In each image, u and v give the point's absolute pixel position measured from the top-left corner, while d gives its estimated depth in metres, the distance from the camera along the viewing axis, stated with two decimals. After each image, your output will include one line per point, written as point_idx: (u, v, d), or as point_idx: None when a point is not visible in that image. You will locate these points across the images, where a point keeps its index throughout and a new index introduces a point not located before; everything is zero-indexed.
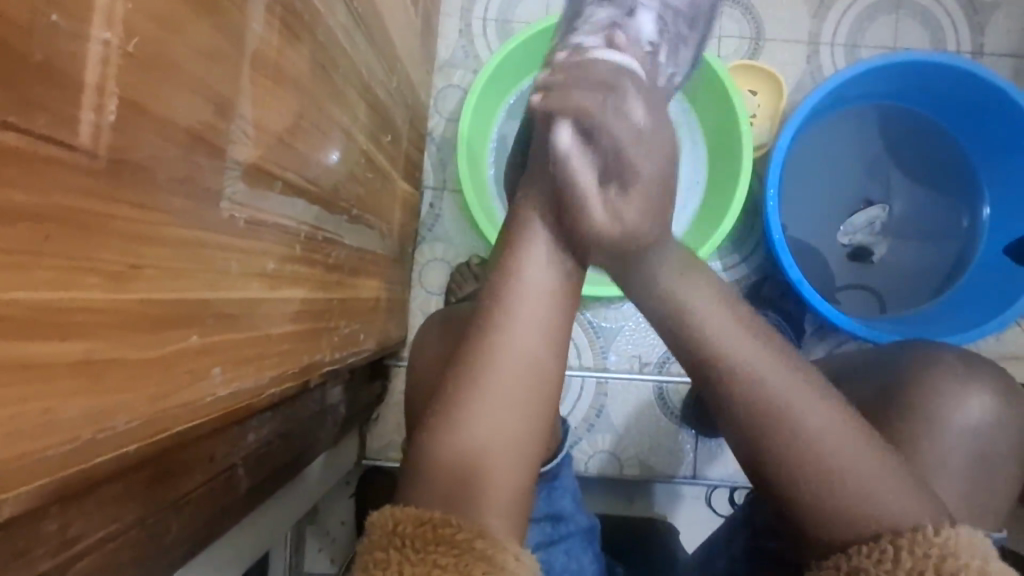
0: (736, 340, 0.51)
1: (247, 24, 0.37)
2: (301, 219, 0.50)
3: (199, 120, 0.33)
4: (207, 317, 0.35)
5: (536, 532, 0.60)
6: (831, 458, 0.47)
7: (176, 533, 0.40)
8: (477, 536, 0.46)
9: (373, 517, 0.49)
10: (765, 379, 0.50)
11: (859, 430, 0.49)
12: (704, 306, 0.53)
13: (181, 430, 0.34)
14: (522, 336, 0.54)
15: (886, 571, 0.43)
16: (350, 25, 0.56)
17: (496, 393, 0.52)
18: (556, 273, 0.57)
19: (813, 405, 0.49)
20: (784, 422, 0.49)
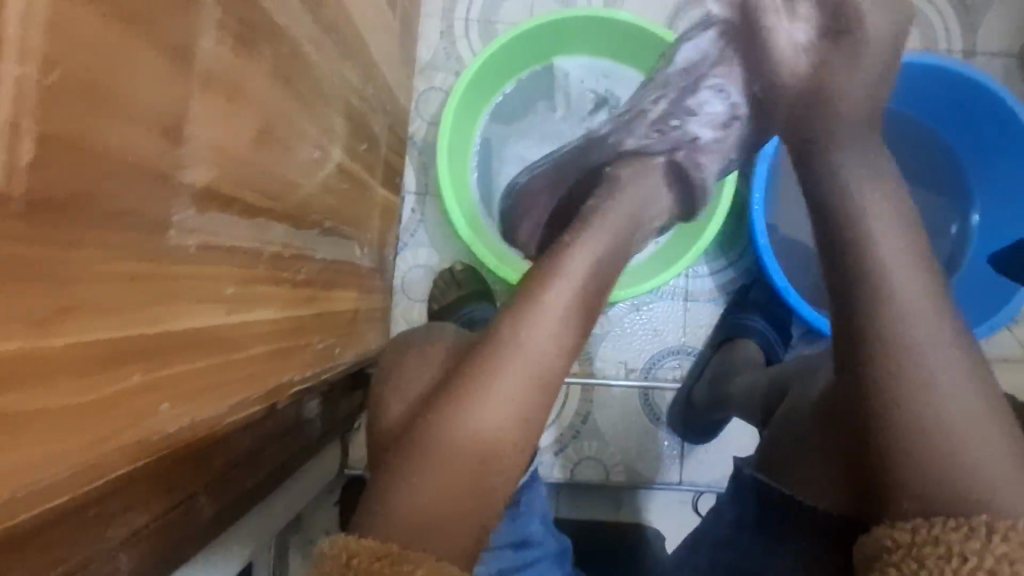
0: (908, 287, 0.52)
1: (194, 43, 0.36)
2: (264, 239, 0.48)
3: (138, 149, 0.31)
4: (150, 353, 0.34)
5: (495, 559, 0.61)
6: (958, 428, 0.48)
7: (128, 569, 0.39)
8: (434, 573, 0.42)
9: (326, 546, 0.45)
10: (924, 333, 0.51)
11: (994, 411, 0.49)
12: (892, 254, 0.54)
13: (116, 475, 0.33)
14: (520, 370, 0.54)
15: (973, 550, 0.41)
16: (320, 33, 0.54)
17: (493, 421, 0.53)
18: (571, 293, 0.58)
19: (958, 373, 0.50)
20: (919, 379, 0.49)
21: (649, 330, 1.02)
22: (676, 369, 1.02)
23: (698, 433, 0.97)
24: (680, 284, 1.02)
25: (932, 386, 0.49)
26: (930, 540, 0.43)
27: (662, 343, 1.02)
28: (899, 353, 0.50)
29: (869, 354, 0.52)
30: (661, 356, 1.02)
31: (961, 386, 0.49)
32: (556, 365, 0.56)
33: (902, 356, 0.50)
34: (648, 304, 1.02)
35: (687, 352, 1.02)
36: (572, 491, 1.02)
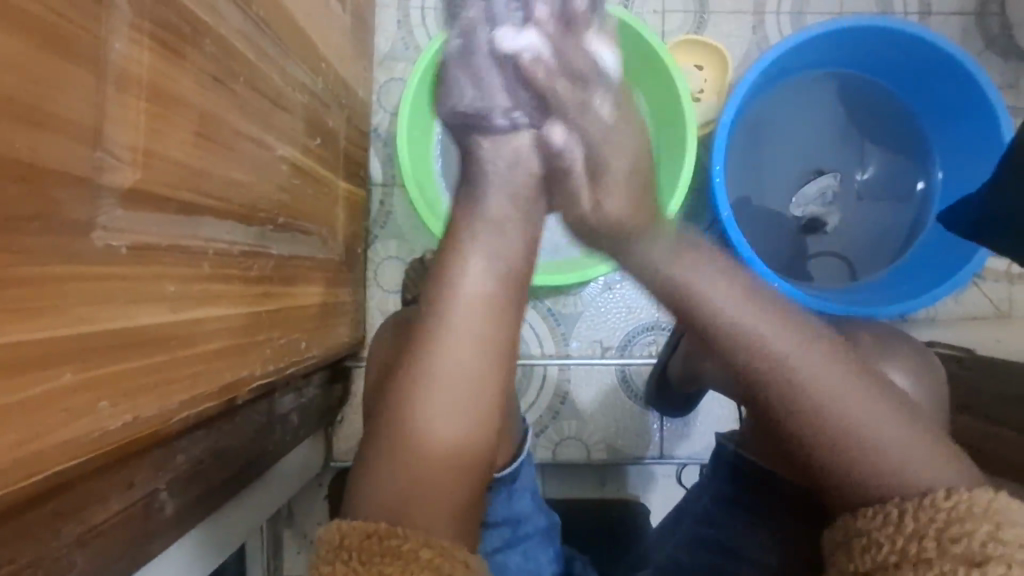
0: (745, 320, 0.49)
1: (105, 48, 0.36)
2: (207, 239, 0.49)
3: (44, 152, 0.32)
4: (86, 351, 0.35)
5: (489, 537, 0.61)
6: (859, 428, 0.47)
7: (83, 566, 0.40)
8: (424, 546, 0.45)
9: (322, 532, 0.47)
10: (796, 353, 0.48)
11: (882, 398, 0.49)
12: (716, 283, 0.50)
13: (57, 470, 0.34)
14: (458, 345, 0.51)
15: (888, 535, 0.44)
16: (254, 31, 0.55)
17: (437, 428, 0.50)
18: (487, 271, 0.54)
19: (838, 378, 0.48)
20: (828, 424, 0.48)
21: (623, 308, 1.03)
22: (651, 345, 1.03)
23: (676, 406, 0.97)
24: None
25: (839, 421, 0.47)
26: (858, 533, 0.46)
27: (636, 320, 1.03)
28: (799, 407, 0.48)
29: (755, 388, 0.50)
30: (635, 333, 1.03)
31: (867, 409, 0.48)
32: (499, 333, 0.53)
33: (802, 407, 0.48)
34: (619, 282, 1.03)
35: (661, 328, 1.03)
36: (556, 471, 1.04)
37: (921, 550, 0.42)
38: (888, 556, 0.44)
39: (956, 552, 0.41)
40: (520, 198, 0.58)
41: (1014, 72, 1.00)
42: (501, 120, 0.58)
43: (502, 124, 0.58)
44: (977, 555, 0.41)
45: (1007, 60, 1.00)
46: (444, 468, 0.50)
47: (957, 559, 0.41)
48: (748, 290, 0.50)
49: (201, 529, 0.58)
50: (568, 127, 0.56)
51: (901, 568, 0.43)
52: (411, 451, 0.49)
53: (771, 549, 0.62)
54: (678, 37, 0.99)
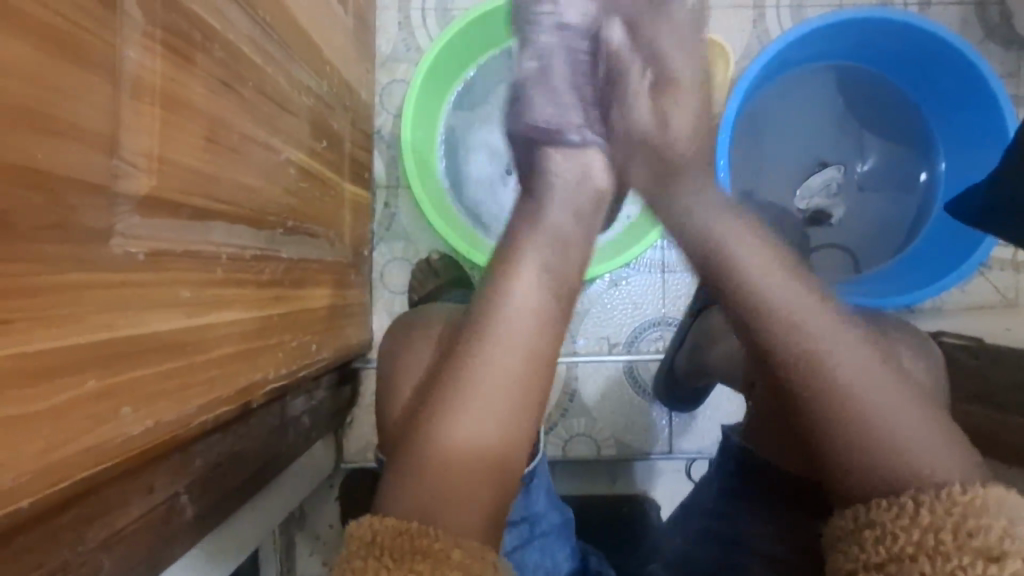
0: (777, 294, 0.53)
1: (117, 55, 0.36)
2: (220, 243, 0.49)
3: (61, 161, 0.32)
4: (105, 358, 0.35)
5: (511, 535, 0.61)
6: (874, 404, 0.49)
7: (109, 569, 0.40)
8: (455, 547, 0.43)
9: (353, 526, 0.46)
10: (822, 326, 0.52)
11: (896, 378, 0.51)
12: (756, 264, 0.55)
13: (84, 477, 0.34)
14: (507, 349, 0.53)
15: (904, 526, 0.43)
16: (260, 35, 0.55)
17: (468, 428, 0.50)
18: (532, 284, 0.57)
19: (852, 352, 0.51)
20: (856, 412, 0.49)
21: (629, 304, 1.03)
22: (658, 341, 1.03)
23: (684, 400, 0.97)
24: (655, 256, 1.03)
25: (866, 409, 0.49)
26: (868, 524, 0.45)
27: (643, 316, 1.03)
28: (831, 390, 0.50)
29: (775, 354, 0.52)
30: (642, 329, 1.03)
31: (892, 398, 0.49)
32: (535, 343, 0.54)
33: (834, 391, 0.50)
34: (625, 278, 1.03)
35: (668, 323, 1.03)
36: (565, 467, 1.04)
37: (939, 543, 0.41)
38: (903, 548, 0.42)
39: (972, 545, 0.40)
40: (585, 203, 0.64)
41: (1015, 60, 1.00)
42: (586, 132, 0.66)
43: (585, 137, 0.65)
44: (993, 549, 0.39)
45: (1008, 47, 1.00)
46: (466, 469, 0.49)
47: (975, 552, 0.40)
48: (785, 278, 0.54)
49: (217, 532, 0.59)
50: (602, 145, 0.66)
51: (916, 560, 0.41)
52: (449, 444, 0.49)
53: (775, 539, 0.62)
54: None
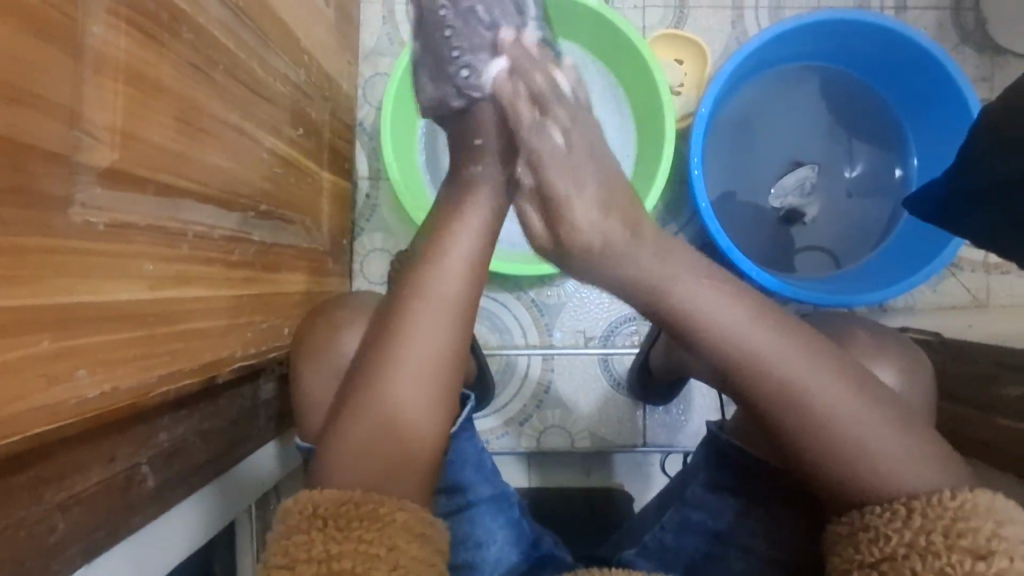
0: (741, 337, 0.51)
1: (82, 31, 0.38)
2: (184, 220, 0.51)
3: (23, 129, 0.34)
4: (64, 322, 0.37)
5: (440, 503, 0.64)
6: (850, 424, 0.50)
7: (65, 533, 0.42)
8: (399, 509, 0.47)
9: (287, 504, 0.48)
10: (785, 358, 0.51)
11: (866, 392, 0.51)
12: (714, 302, 0.52)
13: (45, 432, 0.36)
14: (445, 325, 0.53)
15: (896, 528, 0.46)
16: (233, 21, 0.56)
17: (403, 403, 0.52)
18: (464, 255, 0.55)
19: (811, 365, 0.51)
20: (826, 426, 0.50)
21: (605, 299, 1.04)
22: (633, 335, 1.04)
23: (658, 395, 0.98)
24: None
25: (837, 420, 0.50)
26: (864, 528, 0.48)
27: (619, 311, 1.04)
28: (801, 409, 0.50)
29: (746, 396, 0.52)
30: (618, 323, 1.05)
31: (857, 405, 0.50)
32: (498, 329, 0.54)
33: (804, 408, 0.50)
34: None
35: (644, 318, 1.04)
36: (541, 459, 1.05)
37: (930, 543, 0.44)
38: (896, 549, 0.45)
39: (963, 546, 0.43)
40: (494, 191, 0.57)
41: (988, 65, 1.02)
42: (475, 88, 0.57)
43: (477, 93, 0.57)
44: (981, 548, 0.42)
45: (980, 53, 1.02)
46: (420, 447, 0.52)
47: (964, 551, 0.42)
48: (729, 290, 0.53)
49: (197, 502, 0.59)
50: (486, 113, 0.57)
51: (908, 558, 0.44)
52: (388, 429, 0.51)
53: (761, 535, 0.63)
54: (657, 31, 1.01)
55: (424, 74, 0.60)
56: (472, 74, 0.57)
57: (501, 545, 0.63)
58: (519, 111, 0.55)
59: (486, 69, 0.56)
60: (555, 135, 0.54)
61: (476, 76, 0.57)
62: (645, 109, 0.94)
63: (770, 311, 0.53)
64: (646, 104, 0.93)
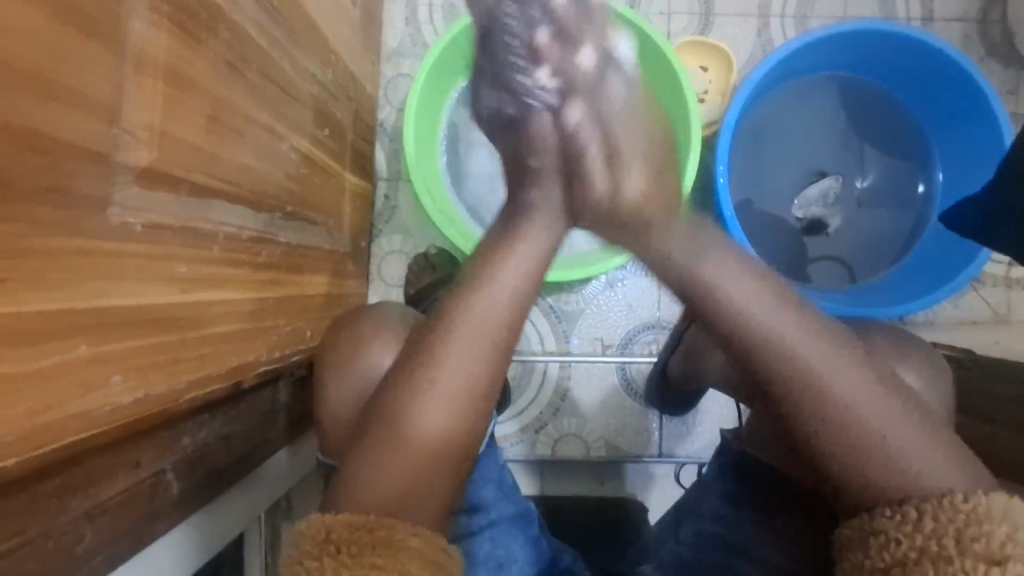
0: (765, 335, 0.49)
1: (123, 26, 0.37)
2: (216, 222, 0.50)
3: (63, 127, 0.33)
4: (96, 327, 0.36)
5: (458, 526, 0.62)
6: (875, 425, 0.46)
7: (93, 541, 0.41)
8: (413, 536, 0.46)
9: (302, 526, 0.46)
10: (811, 348, 0.48)
11: (885, 386, 0.48)
12: (739, 291, 0.50)
13: (72, 441, 0.34)
14: (480, 326, 0.51)
15: (907, 533, 0.43)
16: (266, 19, 0.55)
17: (434, 422, 0.50)
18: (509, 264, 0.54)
19: (836, 359, 0.48)
20: (845, 419, 0.47)
21: (624, 306, 1.03)
22: (651, 344, 1.03)
23: (676, 405, 0.96)
24: None
25: (856, 414, 0.47)
26: (874, 532, 0.45)
27: (637, 319, 1.03)
28: (821, 400, 0.47)
29: (764, 375, 0.49)
30: (637, 331, 1.03)
31: (876, 399, 0.47)
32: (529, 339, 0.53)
33: (825, 401, 0.47)
34: (622, 280, 1.03)
35: (662, 327, 1.03)
36: (555, 468, 1.03)
37: (942, 550, 0.41)
38: (908, 553, 0.42)
39: (977, 551, 0.40)
40: (561, 199, 0.57)
41: (1014, 78, 1.01)
42: (535, 96, 0.56)
43: (535, 102, 0.56)
44: (994, 553, 0.40)
45: (1007, 66, 1.01)
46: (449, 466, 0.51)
47: (977, 556, 0.40)
48: (753, 274, 0.51)
49: (216, 507, 0.58)
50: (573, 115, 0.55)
51: (920, 564, 0.41)
52: (421, 443, 0.50)
53: (778, 549, 0.60)
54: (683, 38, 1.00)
55: (484, 75, 0.58)
56: (531, 74, 0.56)
57: (519, 564, 0.63)
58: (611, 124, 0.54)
59: (542, 70, 0.55)
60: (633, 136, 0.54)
61: (534, 81, 0.56)
62: None
63: (793, 297, 0.51)
64: None
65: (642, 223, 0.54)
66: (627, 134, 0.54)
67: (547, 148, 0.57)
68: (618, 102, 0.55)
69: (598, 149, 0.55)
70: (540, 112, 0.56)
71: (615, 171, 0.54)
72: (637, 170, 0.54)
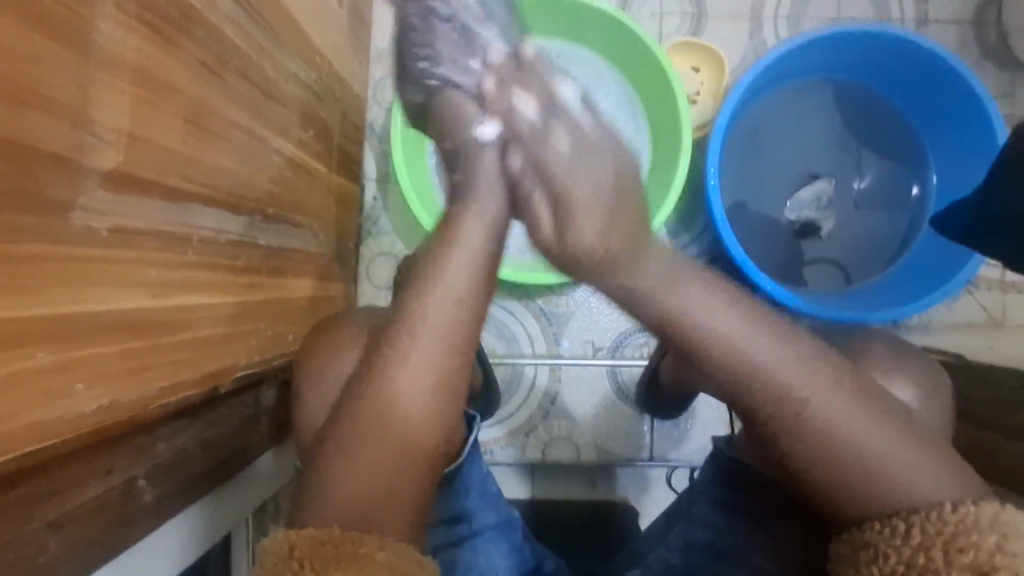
0: (752, 337, 0.47)
1: (91, 28, 0.36)
2: (192, 225, 0.49)
3: (27, 130, 0.32)
4: (61, 333, 0.35)
5: (437, 535, 0.61)
6: (860, 439, 0.45)
7: (59, 552, 0.40)
8: (381, 549, 0.45)
9: (267, 544, 0.46)
10: (794, 378, 0.46)
11: (871, 402, 0.47)
12: (717, 318, 0.47)
13: (37, 449, 0.34)
14: (469, 314, 0.51)
15: (895, 547, 0.43)
16: (246, 20, 0.54)
17: (409, 426, 0.49)
18: (471, 266, 0.52)
19: (819, 386, 0.46)
20: (840, 440, 0.46)
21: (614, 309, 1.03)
22: (642, 347, 1.02)
23: (666, 409, 0.96)
24: None
25: (846, 432, 0.46)
26: (864, 546, 0.44)
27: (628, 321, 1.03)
28: (808, 423, 0.46)
29: (753, 411, 0.47)
30: (628, 334, 1.03)
31: (868, 416, 0.46)
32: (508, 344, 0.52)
33: (814, 423, 0.46)
34: None
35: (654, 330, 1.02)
36: (545, 471, 1.03)
37: (929, 562, 0.41)
38: (895, 566, 0.42)
39: (962, 562, 0.40)
40: (499, 181, 0.55)
41: (1009, 81, 1.00)
42: (434, 77, 0.60)
43: (434, 81, 0.60)
44: (982, 564, 0.40)
45: (1002, 68, 1.00)
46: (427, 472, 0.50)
47: (963, 567, 0.40)
48: (726, 292, 0.49)
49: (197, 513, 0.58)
50: (494, 122, 0.56)
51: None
52: (397, 448, 0.49)
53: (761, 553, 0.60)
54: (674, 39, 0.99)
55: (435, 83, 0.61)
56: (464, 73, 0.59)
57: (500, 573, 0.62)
58: (530, 130, 0.53)
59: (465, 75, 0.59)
60: (560, 139, 0.51)
61: (434, 68, 0.60)
62: (661, 118, 0.91)
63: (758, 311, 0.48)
64: (663, 113, 0.90)
65: (566, 226, 0.50)
66: (554, 125, 0.52)
67: (479, 154, 0.57)
68: (530, 97, 0.55)
69: (539, 146, 0.52)
70: (474, 113, 0.58)
71: (537, 159, 0.52)
72: (565, 167, 0.50)
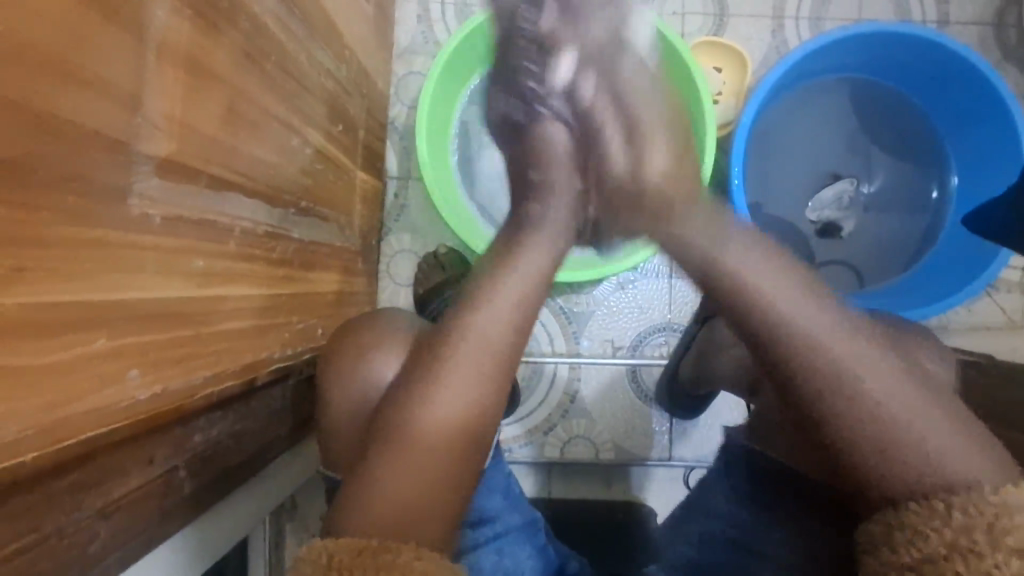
0: (811, 314, 0.47)
1: (146, 15, 0.36)
2: (233, 215, 0.49)
3: (84, 115, 0.32)
4: (113, 320, 0.35)
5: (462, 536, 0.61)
6: (909, 428, 0.45)
7: (107, 539, 0.40)
8: (417, 559, 0.44)
9: (303, 554, 0.45)
10: (848, 355, 0.46)
11: (922, 386, 0.47)
12: (781, 287, 0.48)
13: (88, 438, 0.34)
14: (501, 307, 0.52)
15: (938, 527, 0.42)
16: (285, 12, 0.54)
17: (442, 420, 0.49)
18: (515, 269, 0.54)
19: (872, 364, 0.46)
20: (888, 427, 0.45)
21: (635, 308, 1.02)
22: (662, 346, 1.02)
23: (686, 408, 0.95)
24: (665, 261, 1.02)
25: (898, 417, 0.45)
26: (903, 526, 0.43)
27: (648, 321, 1.02)
28: (857, 401, 0.46)
29: (799, 390, 0.47)
30: (648, 333, 1.02)
31: (919, 399, 0.46)
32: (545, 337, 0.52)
33: (864, 404, 0.46)
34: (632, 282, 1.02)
35: (674, 329, 1.02)
36: (563, 469, 1.02)
37: (974, 543, 0.40)
38: (936, 548, 0.41)
39: (1009, 544, 0.39)
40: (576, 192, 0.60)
41: None
42: (539, 101, 0.61)
43: (541, 107, 0.61)
44: None
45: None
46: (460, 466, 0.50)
47: (1009, 551, 0.39)
48: (784, 264, 0.50)
49: (228, 506, 0.58)
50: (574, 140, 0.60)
51: (950, 559, 0.40)
52: (431, 443, 0.49)
53: (782, 547, 0.59)
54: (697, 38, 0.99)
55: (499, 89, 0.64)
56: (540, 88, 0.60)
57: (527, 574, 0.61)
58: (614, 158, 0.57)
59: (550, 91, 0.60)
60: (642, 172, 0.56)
61: (538, 93, 0.60)
62: None
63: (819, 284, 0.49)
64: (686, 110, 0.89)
65: None
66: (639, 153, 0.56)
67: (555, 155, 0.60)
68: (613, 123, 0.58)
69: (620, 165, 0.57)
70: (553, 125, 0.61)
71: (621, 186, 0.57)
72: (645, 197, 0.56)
